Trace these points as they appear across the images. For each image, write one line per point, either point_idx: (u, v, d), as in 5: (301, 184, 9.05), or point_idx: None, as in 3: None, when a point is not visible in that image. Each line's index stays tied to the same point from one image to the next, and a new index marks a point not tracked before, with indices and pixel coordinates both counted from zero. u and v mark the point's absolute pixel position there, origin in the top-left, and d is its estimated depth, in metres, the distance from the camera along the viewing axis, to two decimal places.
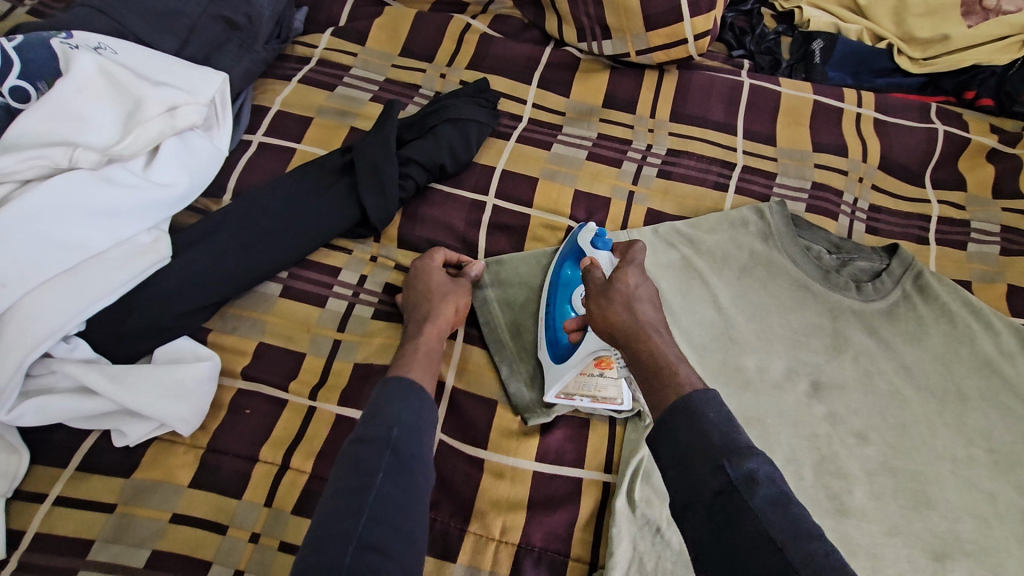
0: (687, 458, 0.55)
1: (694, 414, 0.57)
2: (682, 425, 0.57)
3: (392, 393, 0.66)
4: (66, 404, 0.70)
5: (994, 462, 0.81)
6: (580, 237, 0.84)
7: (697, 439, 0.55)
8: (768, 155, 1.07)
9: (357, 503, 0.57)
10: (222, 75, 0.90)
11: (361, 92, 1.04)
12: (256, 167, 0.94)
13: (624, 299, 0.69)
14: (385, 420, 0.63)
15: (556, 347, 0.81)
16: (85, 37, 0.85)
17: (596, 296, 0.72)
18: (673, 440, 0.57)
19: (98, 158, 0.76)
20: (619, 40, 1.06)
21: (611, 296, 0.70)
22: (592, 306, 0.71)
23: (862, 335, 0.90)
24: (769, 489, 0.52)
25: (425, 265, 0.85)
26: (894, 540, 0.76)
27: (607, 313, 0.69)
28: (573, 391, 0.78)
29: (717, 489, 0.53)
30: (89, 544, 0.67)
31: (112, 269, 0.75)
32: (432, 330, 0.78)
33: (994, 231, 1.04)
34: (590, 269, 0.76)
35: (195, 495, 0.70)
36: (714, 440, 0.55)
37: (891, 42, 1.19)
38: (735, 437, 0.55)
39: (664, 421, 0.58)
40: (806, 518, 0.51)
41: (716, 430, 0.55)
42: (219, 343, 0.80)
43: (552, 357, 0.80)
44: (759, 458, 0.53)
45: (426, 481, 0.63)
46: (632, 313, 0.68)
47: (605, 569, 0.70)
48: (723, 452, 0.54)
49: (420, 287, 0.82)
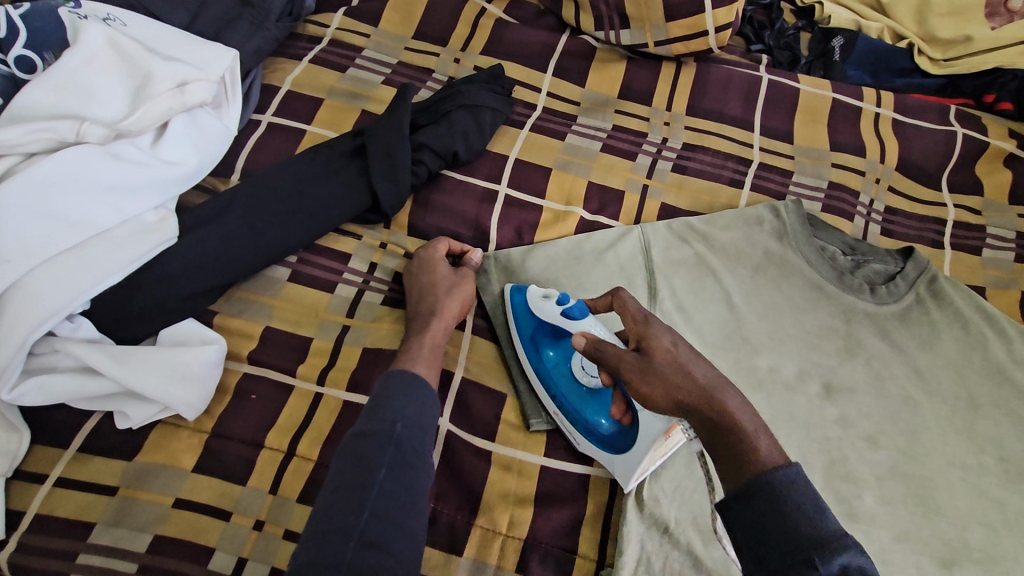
0: (773, 545, 0.51)
1: (779, 500, 0.52)
2: (761, 508, 0.52)
3: (395, 388, 0.65)
4: (69, 384, 0.68)
5: (1004, 470, 0.81)
6: (541, 312, 0.78)
7: (783, 526, 0.51)
8: (785, 153, 1.05)
9: (359, 498, 0.56)
10: (234, 52, 0.88)
11: (373, 74, 1.02)
12: (265, 148, 0.92)
13: (674, 363, 0.63)
14: (388, 415, 0.62)
15: (607, 439, 0.73)
16: (94, 8, 0.83)
17: (637, 374, 0.64)
18: (753, 522, 0.52)
19: (106, 133, 0.75)
20: (638, 29, 1.04)
21: (660, 370, 0.63)
22: (642, 387, 0.63)
23: (875, 337, 0.89)
24: None
25: (427, 256, 0.83)
26: (904, 546, 0.76)
27: (665, 388, 0.62)
28: (648, 466, 0.71)
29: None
30: (90, 527, 0.65)
31: (118, 248, 0.73)
32: (437, 325, 0.76)
33: (1010, 237, 1.03)
34: (597, 348, 0.69)
35: (198, 480, 0.69)
36: (801, 529, 0.50)
37: (912, 41, 1.17)
38: (825, 525, 0.50)
39: (742, 500, 0.53)
40: None
41: (803, 516, 0.51)
42: (225, 326, 0.79)
43: (612, 450, 0.72)
44: (852, 550, 0.49)
45: (428, 476, 0.62)
46: (690, 381, 0.61)
47: (612, 569, 0.69)
48: (812, 545, 0.49)
49: (426, 280, 0.81)
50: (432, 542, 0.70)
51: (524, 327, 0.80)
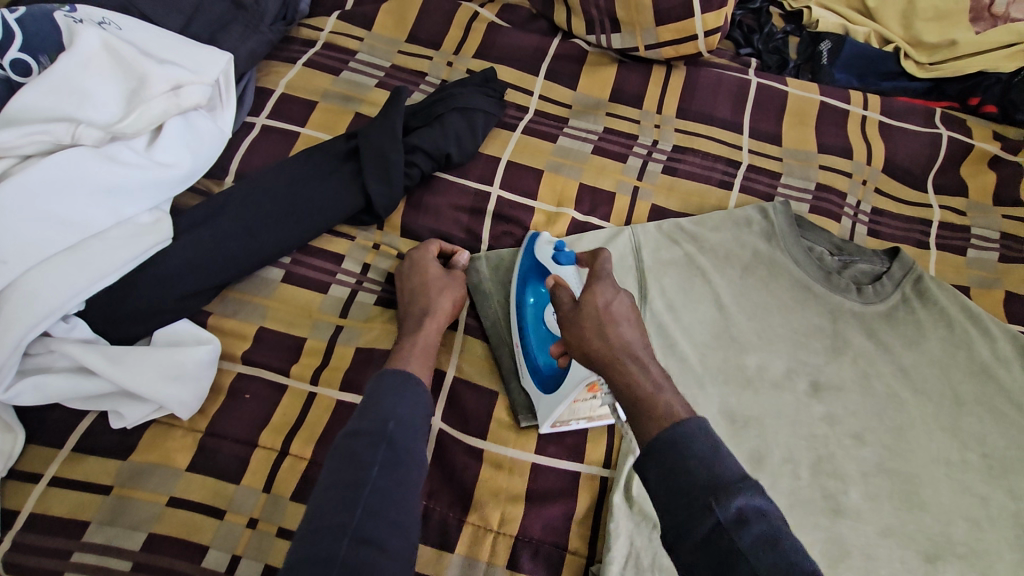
0: (675, 493, 0.53)
1: (680, 451, 0.54)
2: (666, 456, 0.55)
3: (388, 387, 0.66)
4: (64, 384, 0.69)
5: (987, 466, 0.82)
6: (539, 252, 0.82)
7: (683, 474, 0.53)
8: (773, 155, 1.07)
9: (352, 496, 0.57)
10: (228, 56, 0.89)
11: (366, 77, 1.03)
12: (259, 151, 0.92)
13: (597, 321, 0.66)
14: (380, 414, 0.63)
15: (542, 377, 0.77)
16: (88, 11, 0.83)
17: (565, 323, 0.68)
18: (660, 475, 0.54)
19: (101, 135, 0.75)
20: (628, 33, 1.05)
21: (580, 322, 0.66)
22: (567, 335, 0.68)
23: (862, 336, 0.90)
24: (759, 528, 0.50)
25: (418, 257, 0.84)
26: (889, 540, 0.77)
27: (581, 341, 0.65)
28: (568, 418, 0.76)
29: (705, 530, 0.50)
30: (84, 526, 0.66)
31: (112, 249, 0.74)
32: (429, 325, 0.77)
33: (994, 237, 1.05)
34: (556, 290, 0.72)
35: (193, 480, 0.69)
36: (700, 475, 0.52)
37: (898, 45, 1.19)
38: (723, 472, 0.52)
39: (649, 454, 0.56)
40: (797, 556, 0.49)
41: (702, 463, 0.53)
42: (219, 326, 0.80)
43: (539, 387, 0.77)
44: (748, 493, 0.51)
45: (422, 474, 0.63)
46: (603, 338, 0.64)
47: (602, 565, 0.70)
48: (710, 491, 0.51)
49: (417, 281, 0.82)
50: (425, 538, 0.71)
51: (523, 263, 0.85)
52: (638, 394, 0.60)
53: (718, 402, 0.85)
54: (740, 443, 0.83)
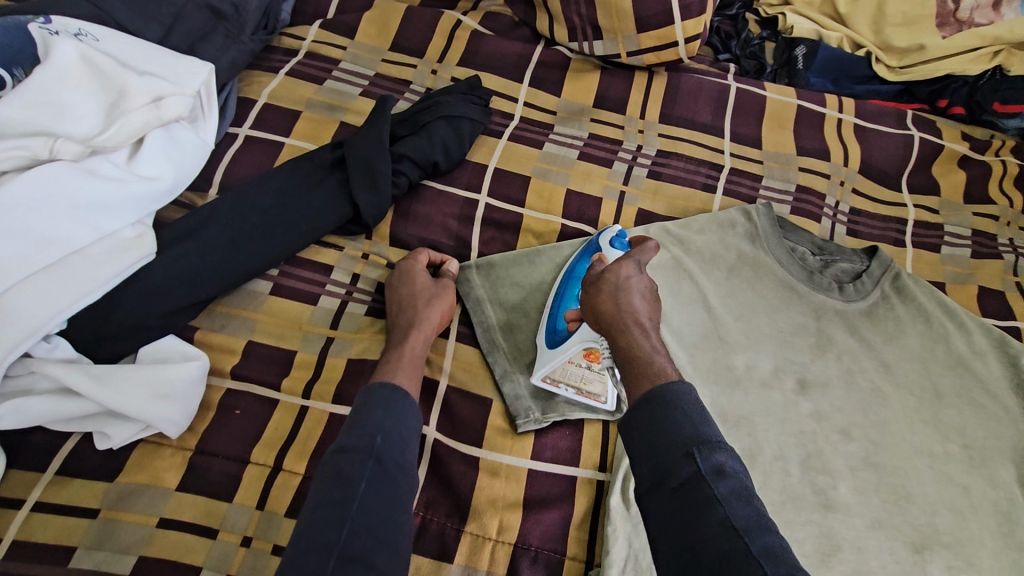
0: (658, 440, 0.57)
1: (668, 405, 0.59)
2: (654, 411, 0.59)
3: (376, 401, 0.65)
4: (47, 406, 0.67)
5: (968, 457, 0.85)
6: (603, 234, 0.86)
7: (669, 428, 0.57)
8: (754, 158, 1.09)
9: (338, 514, 0.56)
10: (209, 65, 0.87)
11: (350, 86, 1.02)
12: (243, 161, 0.91)
13: (612, 287, 0.71)
14: (367, 428, 0.62)
15: (552, 333, 0.82)
16: (64, 22, 0.81)
17: (587, 286, 0.74)
18: (643, 425, 0.59)
19: (80, 150, 0.74)
20: (610, 40, 1.07)
21: (599, 287, 0.72)
22: (584, 295, 0.74)
23: (845, 334, 0.93)
24: (732, 482, 0.54)
25: (407, 268, 0.84)
26: (877, 532, 0.79)
27: (594, 301, 0.71)
28: (558, 378, 0.80)
29: (684, 477, 0.55)
30: (70, 551, 0.64)
31: (94, 265, 0.72)
32: (416, 336, 0.77)
33: (966, 234, 1.09)
34: (594, 262, 0.79)
35: (183, 499, 0.68)
36: (684, 429, 0.57)
37: (870, 50, 1.23)
38: (704, 428, 0.57)
39: (638, 406, 0.60)
40: (762, 510, 0.53)
41: (685, 419, 0.57)
42: (207, 341, 0.78)
43: (547, 341, 0.82)
44: (726, 450, 0.56)
45: (410, 487, 0.63)
46: (615, 301, 0.69)
47: (601, 568, 0.70)
48: (692, 440, 0.56)
49: (405, 291, 0.81)
50: (423, 550, 0.70)
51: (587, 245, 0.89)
52: (643, 356, 0.64)
53: (708, 402, 0.86)
54: (731, 441, 0.84)
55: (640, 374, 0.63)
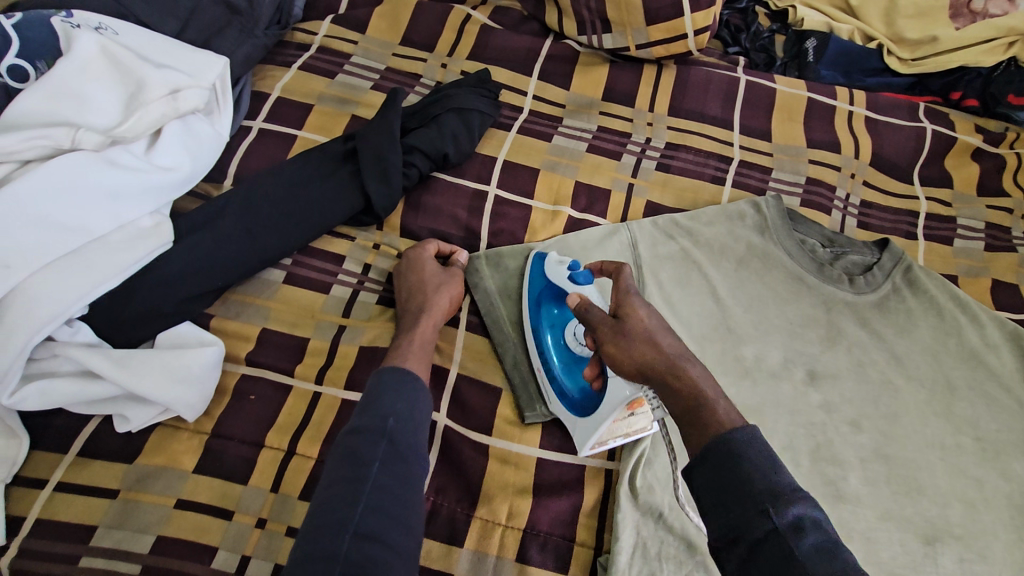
0: (727, 498, 0.50)
1: (735, 458, 0.51)
2: (720, 463, 0.52)
3: (387, 383, 0.66)
4: (69, 388, 0.68)
5: (980, 449, 0.85)
6: (553, 276, 0.82)
7: (736, 481, 0.50)
8: (763, 150, 1.09)
9: (353, 492, 0.58)
10: (224, 60, 0.89)
11: (361, 80, 1.03)
12: (257, 152, 0.93)
13: (645, 333, 0.65)
14: (379, 411, 0.63)
15: (575, 401, 0.76)
16: (85, 17, 0.83)
17: (610, 338, 0.67)
18: (710, 480, 0.52)
19: (101, 140, 0.75)
20: (619, 33, 1.07)
21: (632, 336, 0.65)
22: (613, 351, 0.66)
23: (856, 326, 0.92)
24: (816, 536, 0.47)
25: (415, 257, 0.85)
26: (888, 524, 0.79)
27: (633, 353, 0.64)
28: (607, 438, 0.74)
29: (760, 534, 0.48)
30: (91, 530, 0.65)
31: (114, 253, 0.73)
32: (426, 322, 0.78)
33: (980, 228, 1.08)
34: (586, 308, 0.72)
35: (200, 481, 0.69)
36: (756, 481, 0.50)
37: (881, 42, 1.23)
38: (781, 479, 0.50)
39: (701, 460, 0.53)
40: (858, 569, 0.46)
41: (758, 472, 0.50)
42: (222, 329, 0.79)
43: (576, 412, 0.76)
44: (806, 502, 0.49)
45: (422, 466, 0.63)
46: (655, 348, 0.63)
47: (609, 555, 0.70)
48: (767, 495, 0.49)
49: (413, 279, 0.82)
50: (433, 534, 0.71)
51: (534, 287, 0.84)
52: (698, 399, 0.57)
53: None
54: None
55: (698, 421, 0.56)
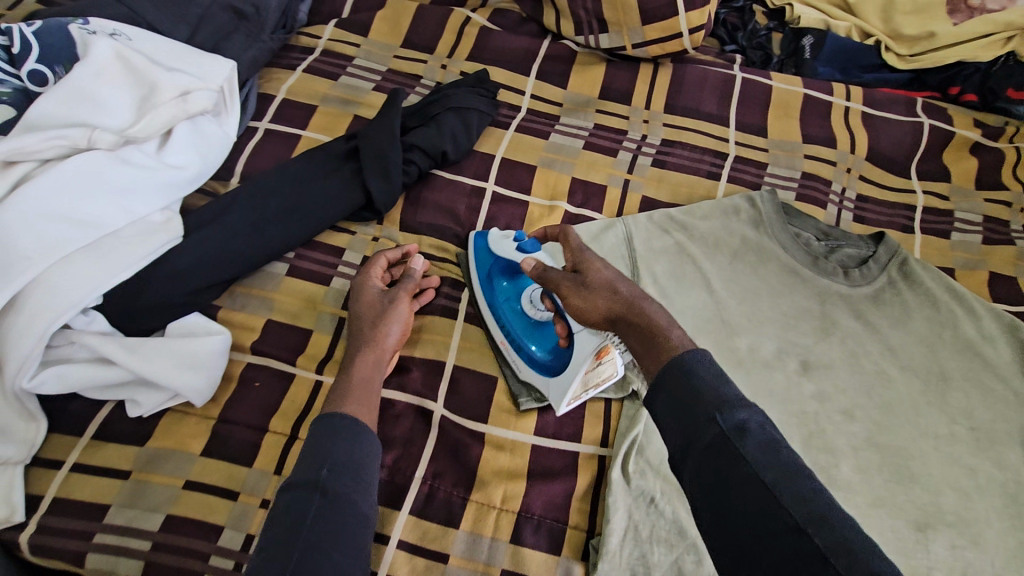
0: (681, 410, 0.56)
1: (685, 374, 0.58)
2: (673, 381, 0.58)
3: (320, 431, 0.62)
4: (85, 373, 0.72)
5: (975, 439, 0.85)
6: (498, 250, 0.84)
7: (687, 394, 0.57)
8: (759, 146, 1.11)
9: (290, 538, 0.54)
10: (231, 63, 0.93)
11: (364, 81, 1.07)
12: (264, 152, 0.96)
13: (605, 282, 0.71)
14: (314, 459, 0.60)
15: (544, 364, 0.79)
16: (101, 24, 0.87)
17: (573, 290, 0.72)
18: (666, 396, 0.58)
19: (115, 140, 0.79)
20: (615, 33, 1.10)
21: (590, 287, 0.71)
22: (577, 302, 0.71)
23: (850, 318, 0.93)
24: (759, 436, 0.53)
25: (359, 284, 0.82)
26: (879, 511, 0.80)
27: (596, 302, 0.70)
28: (580, 392, 0.78)
29: (711, 439, 0.54)
30: (104, 509, 0.69)
31: (127, 247, 0.77)
32: (368, 359, 0.74)
33: (977, 221, 1.08)
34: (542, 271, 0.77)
35: (208, 463, 0.72)
36: (705, 393, 0.56)
37: (879, 38, 1.24)
38: (725, 389, 0.56)
39: (658, 381, 0.59)
40: (793, 462, 0.52)
41: (707, 384, 0.56)
42: (228, 320, 0.83)
43: (546, 374, 0.79)
44: (748, 409, 0.55)
45: (367, 514, 0.59)
46: (612, 293, 0.69)
47: (601, 537, 0.72)
48: (714, 404, 0.55)
49: (358, 310, 0.80)
50: (430, 517, 0.74)
51: (481, 263, 0.87)
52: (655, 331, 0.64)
53: None
54: None
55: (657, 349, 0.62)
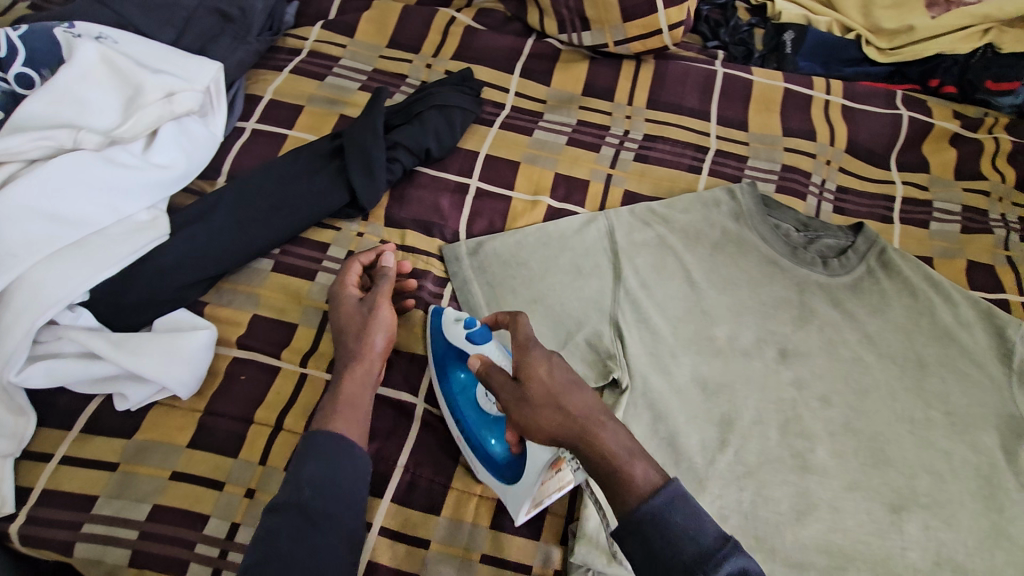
0: (660, 567, 0.55)
1: (655, 524, 0.56)
2: (648, 535, 0.56)
3: (309, 448, 0.66)
4: (73, 368, 0.73)
5: (950, 423, 0.87)
6: (450, 335, 0.78)
7: (665, 546, 0.55)
8: (739, 140, 1.12)
9: (269, 552, 0.60)
10: (217, 65, 0.94)
11: (350, 81, 1.08)
12: (250, 151, 0.98)
13: (550, 398, 0.65)
14: (298, 480, 0.64)
15: (500, 467, 0.72)
16: (87, 27, 0.89)
17: (515, 404, 0.66)
18: (642, 547, 0.56)
19: (101, 140, 0.81)
20: (597, 31, 1.11)
21: (535, 402, 0.65)
22: (520, 418, 0.66)
23: (829, 306, 0.95)
24: None
25: (337, 299, 0.81)
26: (854, 494, 0.82)
27: (540, 423, 0.64)
28: (540, 500, 0.71)
29: None
30: (93, 500, 0.70)
31: (114, 245, 0.79)
32: (353, 375, 0.73)
33: (956, 211, 1.10)
34: (485, 374, 0.70)
35: (194, 455, 0.74)
36: (683, 548, 0.55)
37: (859, 33, 1.25)
38: (703, 538, 0.55)
39: (628, 531, 0.58)
40: None
41: (682, 537, 0.55)
42: (215, 315, 0.84)
43: (502, 479, 0.72)
44: (731, 556, 0.54)
45: (348, 529, 0.65)
46: (562, 413, 0.64)
47: (579, 521, 0.74)
48: (696, 561, 0.54)
49: (338, 325, 0.79)
50: (413, 504, 0.75)
51: (437, 345, 0.81)
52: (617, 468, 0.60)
53: (690, 369, 0.89)
54: (711, 407, 0.87)
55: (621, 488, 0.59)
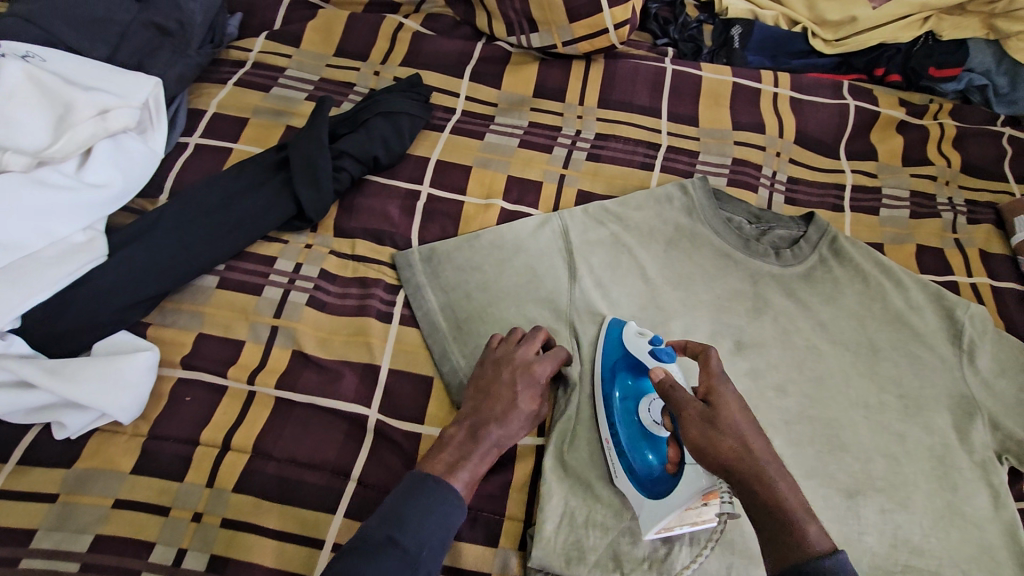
0: None
1: None
2: None
3: (413, 490, 0.67)
4: (3, 398, 0.71)
5: (903, 405, 0.88)
6: (632, 346, 0.79)
7: None
8: (690, 135, 1.13)
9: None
10: (156, 80, 0.93)
11: (296, 91, 1.07)
12: (193, 167, 0.96)
13: (732, 430, 0.62)
14: (395, 520, 0.64)
15: (647, 483, 0.72)
16: (12, 46, 0.87)
17: (695, 425, 0.64)
18: None
19: (29, 161, 0.78)
20: (545, 32, 1.11)
21: (721, 430, 0.62)
22: (697, 437, 0.63)
23: (781, 296, 0.95)
24: None
25: (505, 352, 0.80)
26: (811, 482, 0.83)
27: (716, 449, 0.62)
28: (673, 525, 0.70)
29: None
30: (31, 533, 0.68)
31: (46, 268, 0.77)
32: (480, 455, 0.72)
33: (904, 196, 1.12)
34: (665, 388, 0.68)
35: (137, 481, 0.72)
36: None
37: (805, 25, 1.27)
38: None
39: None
40: None
41: None
42: (158, 336, 0.83)
43: (647, 494, 0.71)
44: None
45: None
46: (743, 447, 0.61)
47: (537, 525, 0.74)
48: None
49: (485, 378, 0.78)
50: None
51: (608, 354, 0.81)
52: (787, 517, 0.58)
53: None
54: None
55: (789, 539, 0.57)
